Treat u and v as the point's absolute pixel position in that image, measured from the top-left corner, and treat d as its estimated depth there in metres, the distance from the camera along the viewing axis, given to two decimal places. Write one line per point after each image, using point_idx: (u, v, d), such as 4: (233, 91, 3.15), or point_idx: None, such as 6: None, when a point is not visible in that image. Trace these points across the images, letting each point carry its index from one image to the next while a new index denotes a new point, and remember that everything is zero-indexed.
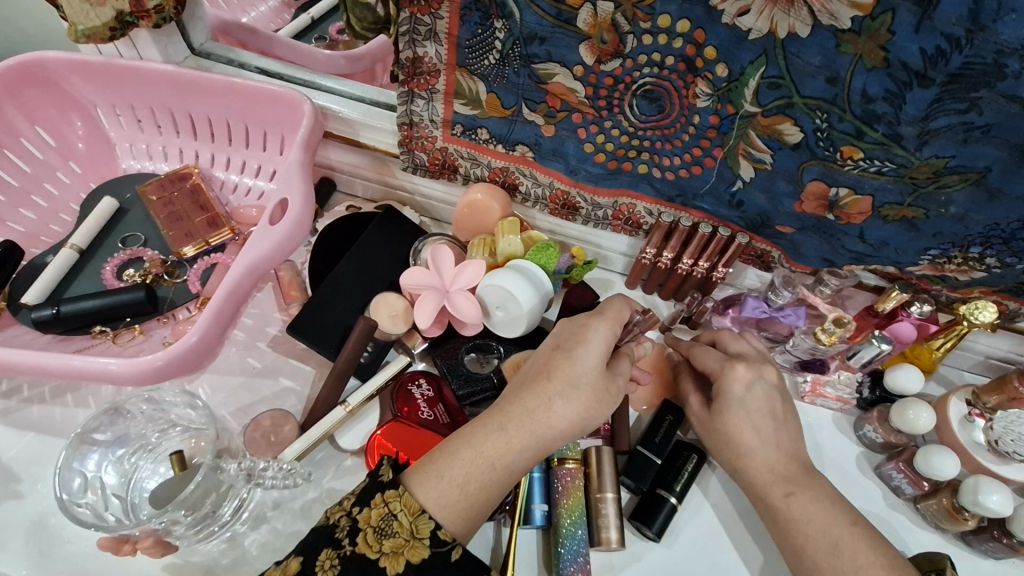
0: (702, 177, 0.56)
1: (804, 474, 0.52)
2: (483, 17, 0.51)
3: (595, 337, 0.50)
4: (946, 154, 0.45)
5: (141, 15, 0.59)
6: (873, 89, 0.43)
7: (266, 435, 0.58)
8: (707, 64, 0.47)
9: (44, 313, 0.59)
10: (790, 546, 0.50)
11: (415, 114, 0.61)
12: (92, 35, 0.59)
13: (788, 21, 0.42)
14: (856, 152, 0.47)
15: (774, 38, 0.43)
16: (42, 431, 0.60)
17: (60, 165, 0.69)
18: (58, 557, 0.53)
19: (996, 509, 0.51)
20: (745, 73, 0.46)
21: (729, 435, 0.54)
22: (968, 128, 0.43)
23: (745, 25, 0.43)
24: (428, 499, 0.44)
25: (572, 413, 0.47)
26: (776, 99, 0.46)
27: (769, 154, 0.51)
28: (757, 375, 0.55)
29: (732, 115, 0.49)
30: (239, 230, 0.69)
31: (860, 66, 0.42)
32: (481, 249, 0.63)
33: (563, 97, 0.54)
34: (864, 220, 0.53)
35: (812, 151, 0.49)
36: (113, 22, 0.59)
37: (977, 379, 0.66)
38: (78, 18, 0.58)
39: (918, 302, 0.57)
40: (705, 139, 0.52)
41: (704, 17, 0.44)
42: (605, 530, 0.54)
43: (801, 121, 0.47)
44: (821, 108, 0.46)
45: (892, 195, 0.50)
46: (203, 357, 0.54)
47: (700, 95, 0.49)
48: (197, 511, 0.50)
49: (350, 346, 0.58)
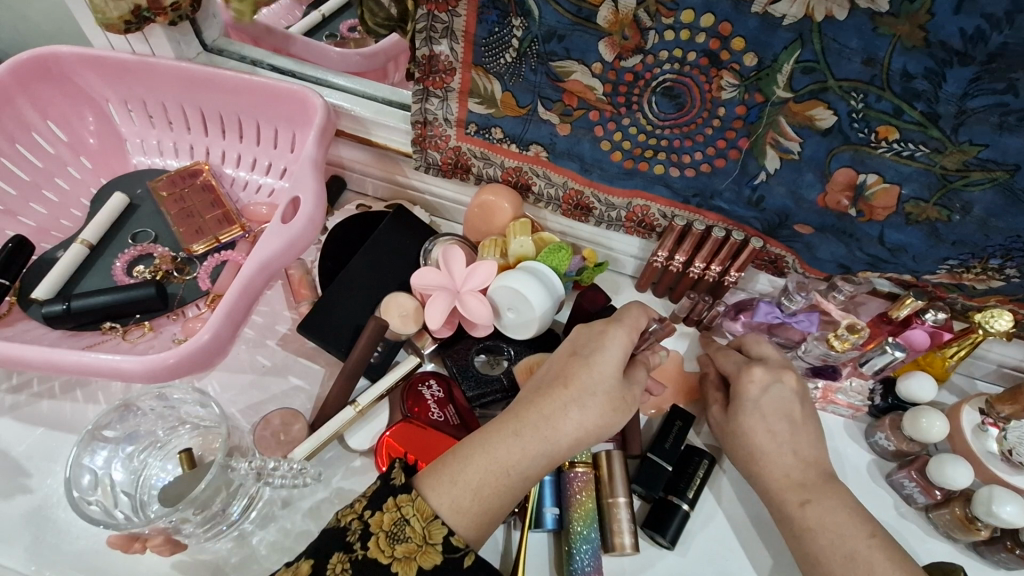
0: (725, 171, 0.55)
1: (822, 481, 0.51)
2: (501, 16, 0.51)
3: (612, 345, 0.49)
4: (980, 141, 0.44)
5: (157, 12, 0.59)
6: (913, 68, 0.42)
7: (276, 433, 0.58)
8: (733, 56, 0.46)
9: (55, 308, 0.58)
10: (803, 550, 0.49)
11: (429, 113, 0.61)
12: (109, 26, 0.59)
13: (824, 6, 0.41)
14: (892, 131, 0.46)
15: (810, 23, 0.43)
16: (51, 426, 0.59)
17: (72, 159, 0.69)
18: (66, 553, 0.53)
19: (1009, 520, 0.51)
20: (778, 60, 0.45)
21: (744, 437, 0.54)
22: (1003, 110, 0.42)
23: (779, 12, 0.43)
24: (441, 504, 0.43)
25: (587, 420, 0.47)
26: (809, 84, 0.46)
27: (798, 144, 0.50)
28: (775, 377, 0.54)
29: (762, 103, 0.48)
30: (249, 227, 0.69)
31: (899, 47, 0.42)
32: (493, 250, 0.63)
33: (581, 95, 0.53)
34: (887, 216, 0.52)
35: (844, 134, 0.48)
36: (129, 16, 0.59)
37: (990, 388, 0.66)
38: (96, 9, 0.58)
39: (932, 310, 0.56)
40: (730, 131, 0.52)
41: (730, 10, 0.44)
42: (619, 536, 0.54)
43: (835, 105, 0.46)
44: (858, 90, 0.45)
45: (919, 188, 0.49)
46: (215, 355, 0.53)
47: (725, 87, 0.48)
48: (206, 510, 0.50)
49: (362, 345, 0.58)
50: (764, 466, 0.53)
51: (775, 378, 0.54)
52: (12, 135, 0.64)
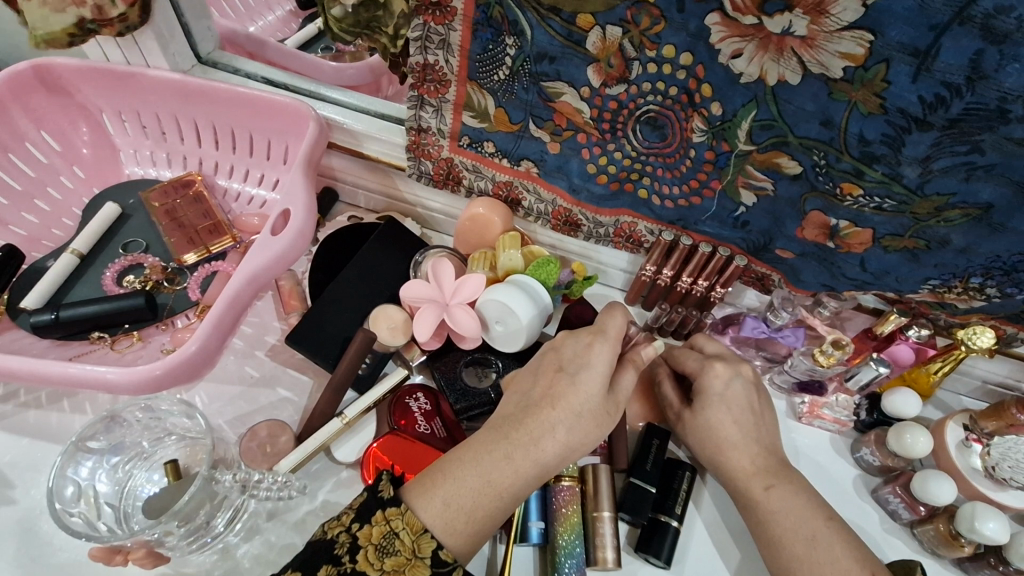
0: (702, 207, 0.57)
1: (782, 469, 0.53)
2: (495, 34, 0.51)
3: (598, 361, 0.50)
4: (948, 191, 0.45)
5: (103, 22, 0.57)
6: (870, 134, 0.44)
7: (262, 445, 0.58)
8: (704, 101, 0.48)
9: (43, 318, 0.59)
10: (774, 544, 0.49)
11: (423, 121, 0.61)
12: (53, 41, 0.56)
13: (777, 70, 0.43)
14: (856, 189, 0.48)
15: (763, 85, 0.44)
16: (37, 436, 0.59)
17: (65, 169, 0.69)
18: (48, 564, 0.53)
19: (992, 537, 0.51)
20: (737, 115, 0.47)
21: (712, 430, 0.55)
22: (970, 167, 0.43)
23: (738, 68, 0.44)
24: (435, 523, 0.43)
25: (574, 440, 0.48)
26: (769, 138, 0.48)
27: (769, 184, 0.51)
28: (734, 371, 0.57)
29: (728, 152, 0.50)
30: (240, 238, 0.70)
31: (856, 112, 0.43)
32: (482, 263, 0.64)
33: (569, 117, 0.54)
34: (865, 249, 0.53)
35: (811, 182, 0.49)
36: (73, 28, 0.55)
37: (976, 405, 0.66)
38: (38, 24, 0.54)
39: (915, 326, 0.57)
40: (703, 172, 0.53)
41: (706, 54, 0.45)
42: (601, 550, 0.54)
43: (798, 157, 0.48)
44: (818, 148, 0.47)
45: (893, 227, 0.50)
46: (204, 365, 0.53)
47: (695, 130, 0.50)
48: (190, 522, 0.50)
49: (349, 358, 0.58)
50: (730, 456, 0.54)
51: (736, 372, 0.57)
52: (5, 145, 0.64)
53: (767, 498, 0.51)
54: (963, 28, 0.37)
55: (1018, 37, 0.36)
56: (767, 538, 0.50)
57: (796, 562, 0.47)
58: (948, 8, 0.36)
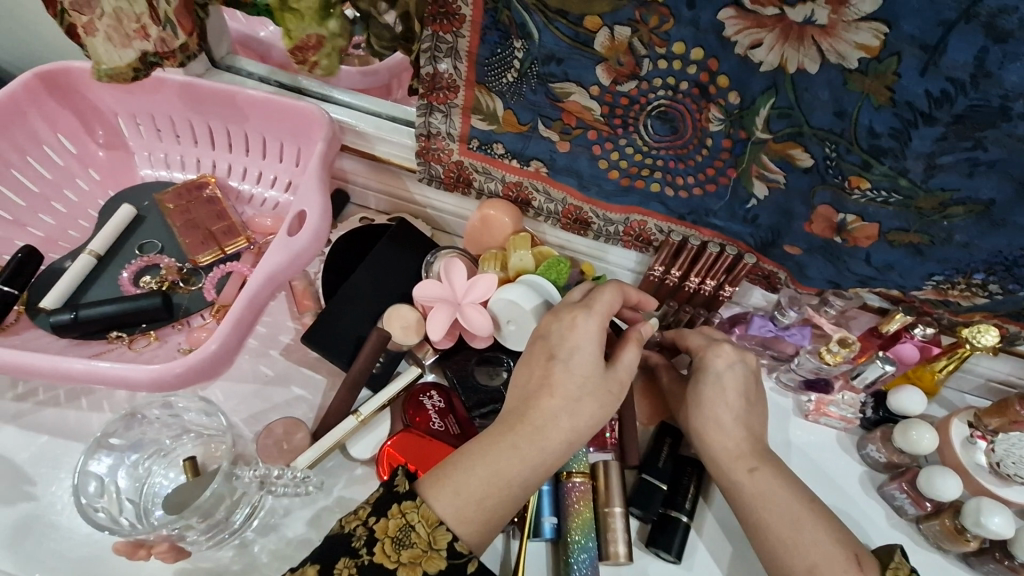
0: (717, 195, 0.57)
1: (767, 454, 0.53)
2: (503, 37, 0.52)
3: (585, 340, 0.50)
4: (951, 187, 0.46)
5: (165, 55, 0.58)
6: (879, 126, 0.45)
7: (278, 442, 0.59)
8: (720, 91, 0.49)
9: (62, 317, 0.60)
10: (749, 517, 0.51)
11: (432, 127, 0.62)
12: (115, 75, 0.58)
13: (797, 58, 0.44)
14: (864, 182, 0.49)
15: (784, 72, 0.45)
16: (56, 434, 0.60)
17: (80, 171, 0.71)
18: (68, 560, 0.54)
19: (996, 531, 0.52)
20: (756, 102, 0.48)
21: (704, 407, 0.55)
22: (973, 163, 0.44)
23: (757, 57, 0.45)
24: (446, 513, 0.44)
25: (579, 425, 0.48)
26: (786, 128, 0.48)
27: (782, 176, 0.52)
28: (740, 356, 0.57)
29: (745, 139, 0.51)
30: (254, 239, 0.71)
31: (867, 104, 0.44)
32: (493, 263, 0.65)
33: (579, 115, 0.55)
34: (871, 244, 0.53)
35: (822, 175, 0.50)
36: (136, 63, 0.57)
37: (978, 402, 0.67)
38: (101, 58, 0.56)
39: (921, 324, 0.58)
40: (718, 160, 0.54)
41: (717, 46, 0.46)
42: (613, 545, 0.55)
43: (811, 148, 0.49)
44: (830, 139, 0.47)
45: (898, 221, 0.51)
46: (222, 365, 0.54)
47: (712, 120, 0.51)
48: (209, 518, 0.52)
49: (365, 355, 0.60)
50: (714, 435, 0.54)
51: (742, 361, 0.57)
52: (23, 148, 0.66)
53: (750, 481, 0.51)
54: (968, 26, 0.38)
55: (1020, 37, 0.37)
56: (755, 522, 0.50)
57: (783, 544, 0.48)
58: (955, 5, 0.37)
